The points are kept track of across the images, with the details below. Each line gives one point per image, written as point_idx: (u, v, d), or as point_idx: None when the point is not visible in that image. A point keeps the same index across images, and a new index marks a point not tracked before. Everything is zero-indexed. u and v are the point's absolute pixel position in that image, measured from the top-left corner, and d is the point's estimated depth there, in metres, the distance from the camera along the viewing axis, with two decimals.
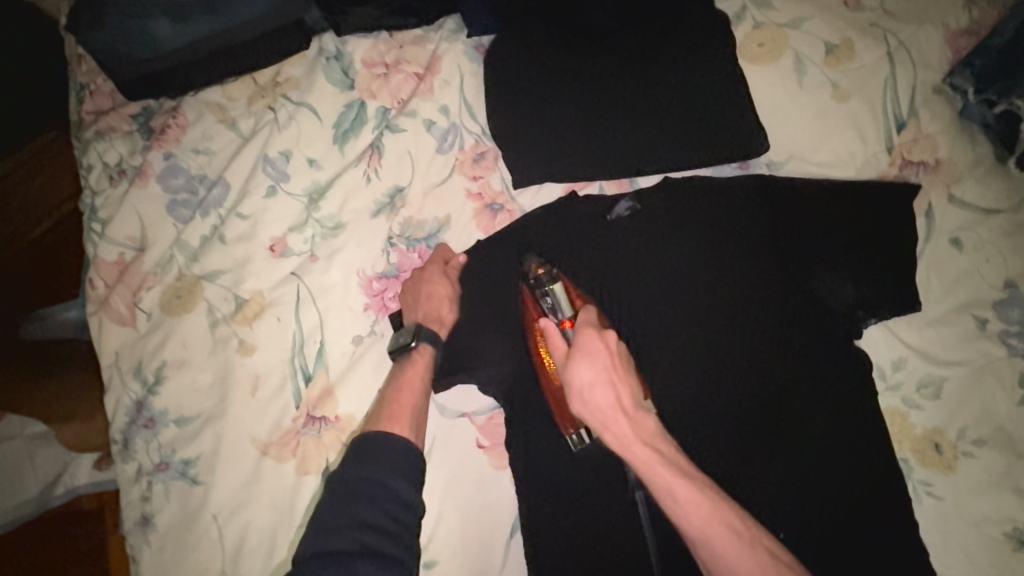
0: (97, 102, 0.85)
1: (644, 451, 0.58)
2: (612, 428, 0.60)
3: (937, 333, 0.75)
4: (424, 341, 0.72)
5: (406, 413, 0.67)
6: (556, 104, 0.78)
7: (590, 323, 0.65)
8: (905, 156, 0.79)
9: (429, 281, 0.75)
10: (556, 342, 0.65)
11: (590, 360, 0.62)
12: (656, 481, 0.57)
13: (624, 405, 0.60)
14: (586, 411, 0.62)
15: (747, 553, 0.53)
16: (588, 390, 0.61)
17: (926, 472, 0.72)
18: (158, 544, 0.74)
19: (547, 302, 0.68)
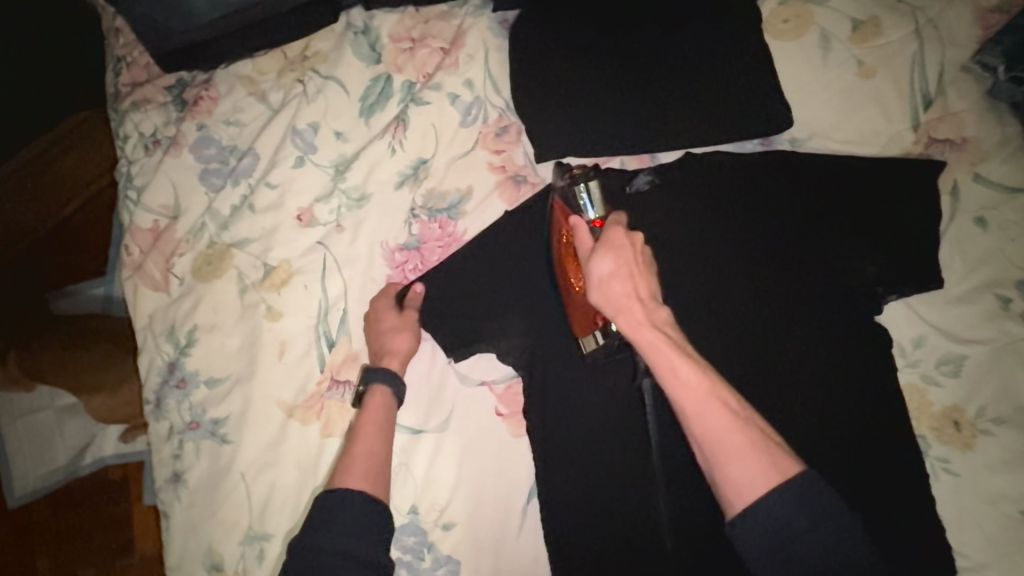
0: (133, 75, 0.87)
1: (654, 334, 0.58)
2: (625, 314, 0.59)
3: (959, 311, 0.75)
4: (371, 379, 0.71)
5: (361, 464, 0.64)
6: (579, 78, 0.79)
7: (619, 223, 0.64)
8: (930, 134, 0.78)
9: (377, 318, 0.76)
10: (582, 238, 0.64)
11: (613, 253, 0.61)
12: (661, 363, 0.57)
13: (641, 295, 0.60)
14: (602, 300, 0.61)
15: (739, 432, 0.54)
16: (608, 278, 0.60)
17: (944, 449, 0.72)
18: (188, 500, 0.77)
19: (581, 201, 0.69)
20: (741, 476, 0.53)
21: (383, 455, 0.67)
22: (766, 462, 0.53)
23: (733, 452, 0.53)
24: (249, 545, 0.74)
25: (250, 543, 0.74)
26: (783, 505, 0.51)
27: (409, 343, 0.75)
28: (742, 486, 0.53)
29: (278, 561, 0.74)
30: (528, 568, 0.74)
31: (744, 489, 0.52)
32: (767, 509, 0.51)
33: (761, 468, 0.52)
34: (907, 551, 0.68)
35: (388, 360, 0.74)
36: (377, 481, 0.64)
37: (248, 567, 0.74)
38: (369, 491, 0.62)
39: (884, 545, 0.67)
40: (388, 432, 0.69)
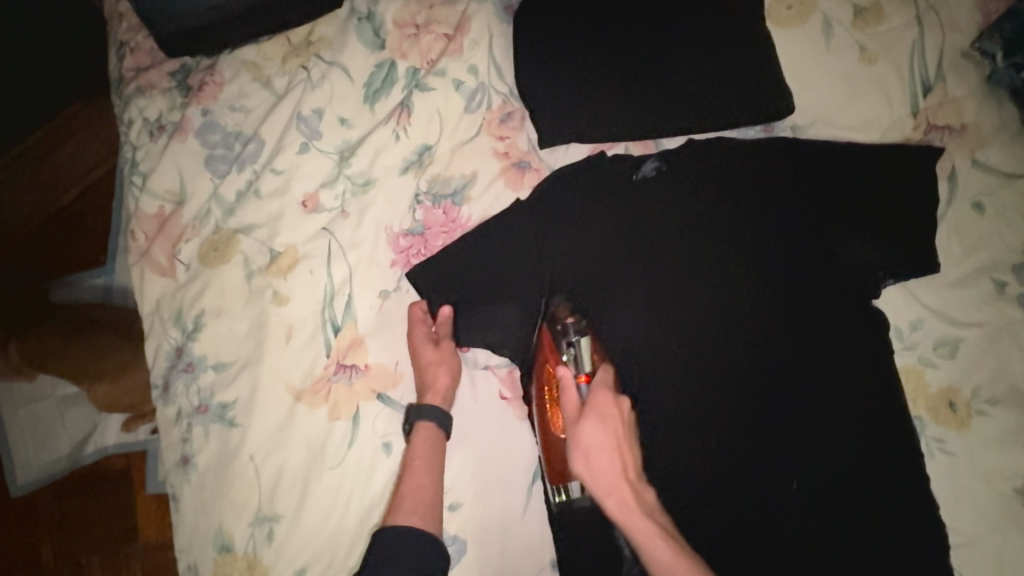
0: (137, 59, 0.87)
1: (643, 522, 0.61)
2: (615, 495, 0.63)
3: (956, 294, 0.76)
4: (416, 420, 0.73)
5: (410, 498, 0.68)
6: (583, 66, 0.79)
7: (606, 386, 0.69)
8: (930, 119, 0.79)
9: (417, 353, 0.76)
10: (570, 397, 0.69)
11: (601, 422, 0.66)
12: (650, 551, 0.60)
13: (627, 474, 0.64)
14: (590, 474, 0.65)
15: None
16: (598, 445, 0.65)
17: (939, 428, 0.74)
18: (198, 483, 0.78)
19: (570, 352, 0.73)
20: None
21: (433, 489, 0.70)
22: None
23: None
24: (258, 526, 0.75)
25: (259, 524, 0.75)
26: None
27: (447, 377, 0.75)
28: None
29: (287, 541, 0.75)
30: (535, 547, 0.75)
31: None
32: None
33: None
34: (894, 525, 0.71)
35: (433, 395, 0.74)
36: (426, 513, 0.68)
37: (258, 548, 0.75)
38: (421, 526, 0.66)
39: (871, 519, 0.71)
40: (435, 465, 0.71)
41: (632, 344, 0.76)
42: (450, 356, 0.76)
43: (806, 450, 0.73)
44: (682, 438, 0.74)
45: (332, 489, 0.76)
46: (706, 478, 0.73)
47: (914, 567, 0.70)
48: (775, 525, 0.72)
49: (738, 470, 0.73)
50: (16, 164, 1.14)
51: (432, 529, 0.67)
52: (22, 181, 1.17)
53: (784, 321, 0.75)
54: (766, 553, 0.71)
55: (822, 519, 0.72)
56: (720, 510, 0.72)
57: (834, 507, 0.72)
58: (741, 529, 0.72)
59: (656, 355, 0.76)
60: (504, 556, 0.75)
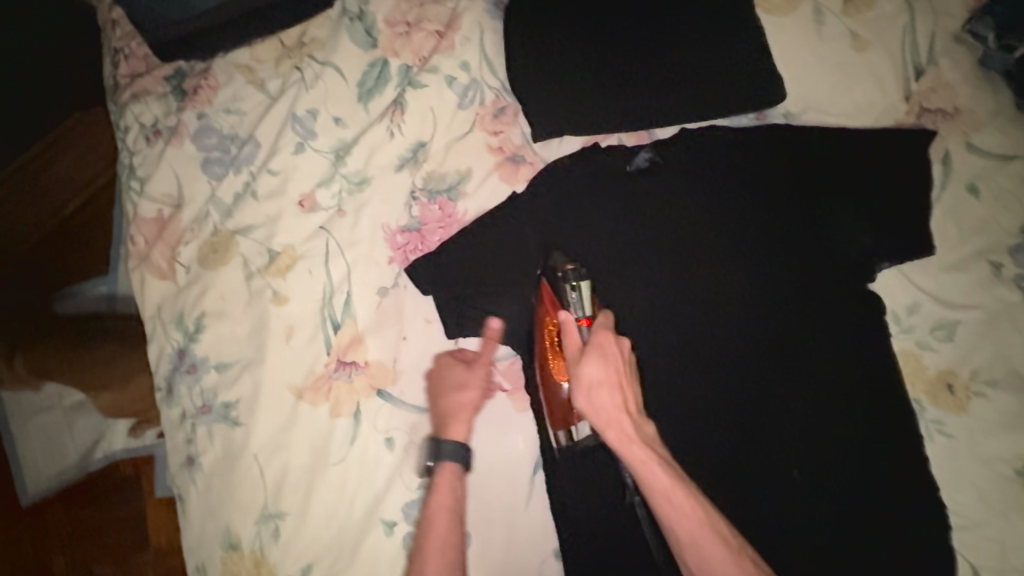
0: (131, 66, 0.88)
1: (643, 452, 0.61)
2: (616, 427, 0.63)
3: (953, 277, 0.76)
4: (444, 458, 0.72)
5: (434, 559, 0.67)
6: (574, 60, 0.79)
7: (607, 326, 0.68)
8: (922, 104, 0.79)
9: (442, 377, 0.77)
10: (571, 336, 0.68)
11: (602, 359, 0.66)
12: (649, 481, 0.60)
13: (628, 407, 0.64)
14: (591, 407, 0.65)
15: (726, 554, 0.57)
16: (599, 378, 0.65)
17: (939, 412, 0.74)
18: (204, 483, 0.79)
19: (572, 299, 0.71)
20: None
21: (455, 538, 0.69)
22: None
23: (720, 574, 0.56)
24: (265, 524, 0.76)
25: (265, 522, 0.76)
26: None
27: (474, 398, 0.76)
28: None
29: (294, 537, 0.76)
30: (538, 540, 0.76)
31: None
32: None
33: None
34: (892, 508, 0.72)
35: (456, 422, 0.74)
36: (450, 570, 0.66)
37: (265, 545, 0.76)
38: None
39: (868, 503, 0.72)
40: (459, 506, 0.71)
41: (629, 335, 0.76)
42: (480, 379, 0.76)
43: (805, 437, 0.74)
44: (682, 427, 0.75)
45: (337, 485, 0.77)
46: (705, 466, 0.74)
47: (911, 548, 0.71)
48: (775, 511, 0.73)
49: (738, 458, 0.74)
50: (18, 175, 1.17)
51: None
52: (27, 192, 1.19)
53: (779, 309, 0.75)
54: (767, 538, 0.72)
55: (821, 503, 0.73)
56: (720, 496, 0.73)
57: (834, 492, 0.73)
58: (742, 515, 0.73)
59: (654, 346, 0.76)
60: (508, 549, 0.76)
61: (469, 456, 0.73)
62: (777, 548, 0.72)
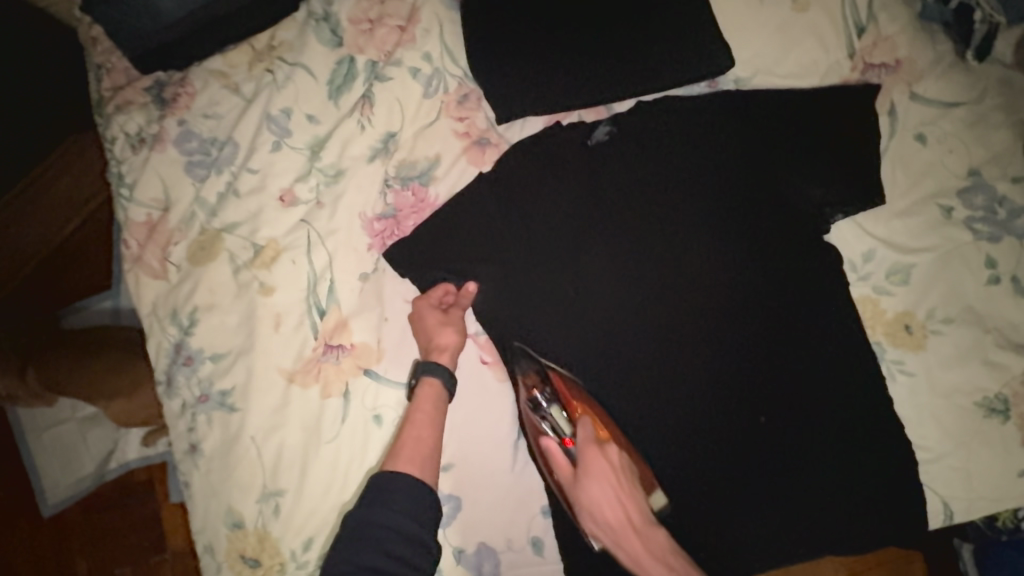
0: (114, 79, 0.92)
1: (656, 564, 0.66)
2: (625, 547, 0.68)
3: (906, 223, 0.79)
4: (424, 373, 0.77)
5: (410, 448, 0.72)
6: (528, 42, 0.83)
7: (589, 442, 0.72)
8: (866, 59, 0.82)
9: (422, 317, 0.80)
10: (560, 463, 0.73)
11: (594, 480, 0.69)
12: None
13: (634, 523, 0.68)
14: (597, 531, 0.70)
15: None
16: (599, 510, 0.69)
17: (899, 351, 0.77)
18: (206, 468, 0.83)
19: (547, 425, 0.76)
20: None
21: (432, 440, 0.73)
22: None
23: None
24: (265, 502, 0.80)
25: (265, 500, 0.80)
26: None
27: (456, 336, 0.79)
28: None
29: (293, 513, 0.80)
30: (525, 500, 0.80)
31: None
32: None
33: None
34: (857, 447, 0.75)
35: (438, 354, 0.78)
36: (423, 463, 0.71)
37: (266, 522, 0.80)
38: (415, 474, 0.69)
39: (834, 443, 0.76)
40: (436, 420, 0.75)
41: (597, 299, 0.80)
42: (458, 323, 0.80)
43: (771, 385, 0.77)
44: (652, 385, 0.78)
45: (330, 462, 0.81)
46: (676, 419, 0.78)
47: (877, 483, 0.75)
48: (745, 458, 0.77)
49: (705, 410, 0.78)
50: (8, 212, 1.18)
51: (424, 476, 0.70)
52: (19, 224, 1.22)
53: (738, 268, 0.79)
54: (738, 484, 0.76)
55: (788, 448, 0.76)
56: (692, 448, 0.77)
57: (802, 435, 0.76)
58: (713, 464, 0.77)
59: (622, 309, 0.80)
60: (496, 510, 0.80)
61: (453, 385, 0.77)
62: (747, 491, 0.76)
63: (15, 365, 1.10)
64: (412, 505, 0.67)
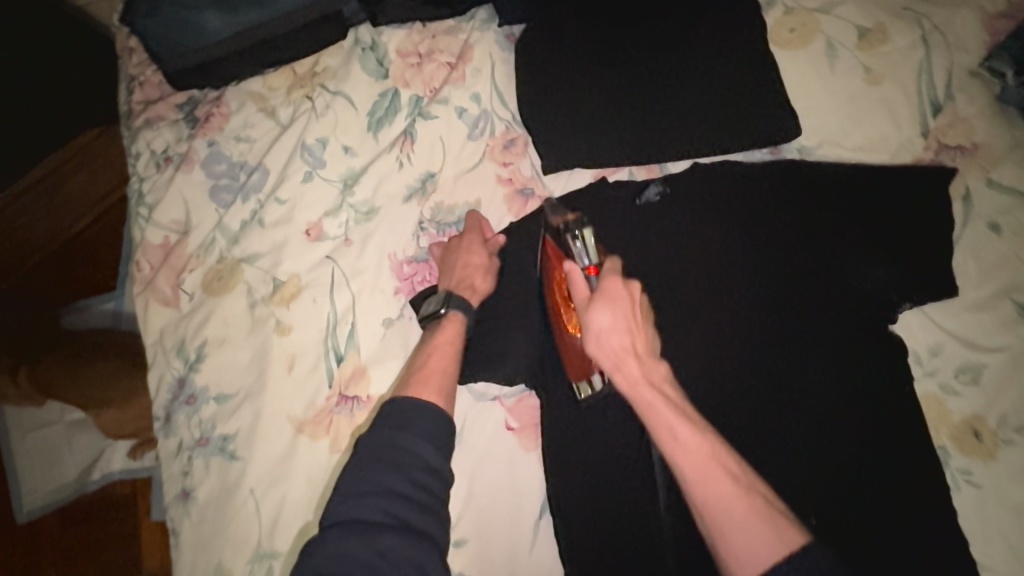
0: (146, 93, 0.88)
1: (651, 393, 0.59)
2: (623, 371, 0.61)
3: (976, 318, 0.74)
4: (454, 308, 0.74)
5: (434, 377, 0.69)
6: (583, 91, 0.79)
7: (614, 271, 0.65)
8: (940, 139, 0.78)
9: (467, 252, 0.77)
10: (577, 287, 0.65)
11: (610, 305, 0.63)
12: (659, 423, 0.58)
13: (637, 350, 0.62)
14: (598, 352, 0.63)
15: (746, 506, 0.53)
16: (603, 330, 0.62)
17: (965, 459, 0.70)
18: (197, 518, 0.76)
19: (576, 247, 0.67)
20: (747, 556, 0.51)
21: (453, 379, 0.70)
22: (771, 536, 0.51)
23: (732, 532, 0.52)
24: (258, 563, 0.73)
25: (258, 561, 0.73)
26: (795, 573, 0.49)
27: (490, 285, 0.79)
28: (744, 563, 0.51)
29: None
30: None
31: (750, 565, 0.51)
32: None
33: (764, 550, 0.51)
34: (928, 567, 0.66)
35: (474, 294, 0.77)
36: (444, 391, 0.68)
37: None
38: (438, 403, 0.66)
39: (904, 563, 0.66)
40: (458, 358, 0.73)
41: None
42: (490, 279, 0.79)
43: (830, 485, 0.68)
44: None
45: None
46: None
47: None
48: None
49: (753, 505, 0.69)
50: (17, 203, 1.11)
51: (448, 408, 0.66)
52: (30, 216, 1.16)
53: (795, 349, 0.72)
54: None
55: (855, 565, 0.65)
56: None
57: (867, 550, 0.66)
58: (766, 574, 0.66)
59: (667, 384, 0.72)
60: None
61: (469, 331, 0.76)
62: None
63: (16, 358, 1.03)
64: (435, 427, 0.63)
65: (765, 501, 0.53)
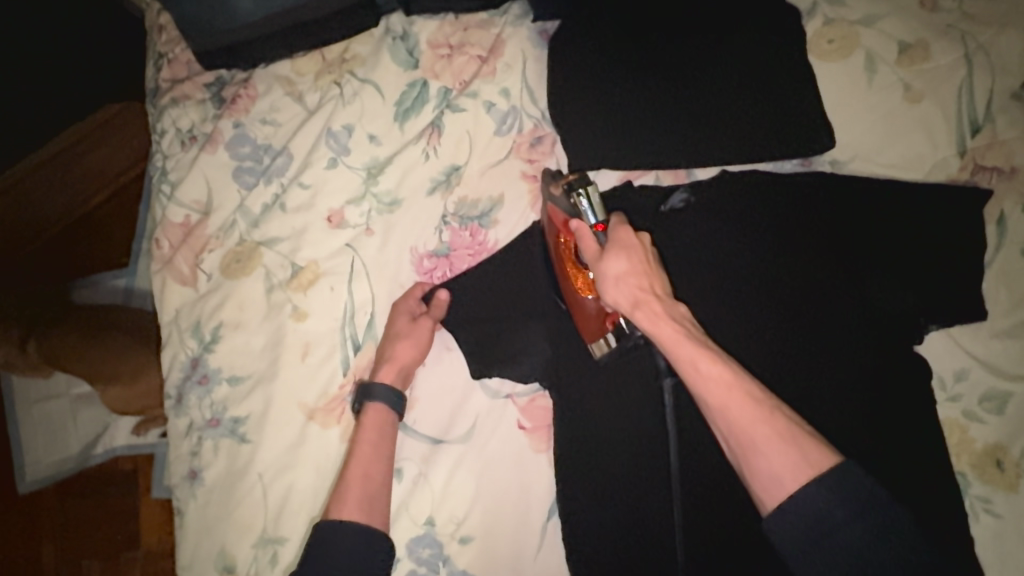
0: (174, 71, 0.88)
1: (670, 327, 0.58)
2: (642, 310, 0.60)
3: (1004, 345, 0.72)
4: (367, 396, 0.72)
5: (355, 491, 0.66)
6: (615, 93, 0.78)
7: (623, 223, 0.65)
8: (977, 160, 0.76)
9: (391, 322, 0.76)
10: (587, 243, 0.64)
11: (625, 253, 0.62)
12: (680, 356, 0.57)
13: (654, 292, 0.61)
14: (615, 299, 0.62)
15: (768, 425, 0.52)
16: (616, 275, 0.61)
17: (985, 488, 0.69)
18: (204, 499, 0.76)
19: (580, 207, 0.65)
20: (771, 474, 0.51)
21: (380, 477, 0.68)
22: (795, 451, 0.51)
23: (762, 450, 0.52)
24: (263, 548, 0.73)
25: (263, 546, 0.73)
26: (823, 495, 0.49)
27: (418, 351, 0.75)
28: (771, 482, 0.51)
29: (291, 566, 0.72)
30: None
31: (777, 485, 0.51)
32: (811, 500, 0.49)
33: (792, 462, 0.51)
34: None
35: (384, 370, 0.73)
36: (369, 509, 0.65)
37: (260, 570, 0.72)
38: (361, 521, 0.64)
39: None
40: (387, 445, 0.71)
41: None
42: (424, 334, 0.74)
43: None
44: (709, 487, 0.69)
45: None
46: None
47: None
48: None
49: None
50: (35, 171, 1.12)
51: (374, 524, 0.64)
52: (43, 188, 1.15)
53: (819, 365, 0.70)
54: None
55: None
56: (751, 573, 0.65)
57: None
58: None
59: None
60: None
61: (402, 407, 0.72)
62: None
63: (16, 335, 1.01)
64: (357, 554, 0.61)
65: (797, 427, 0.52)
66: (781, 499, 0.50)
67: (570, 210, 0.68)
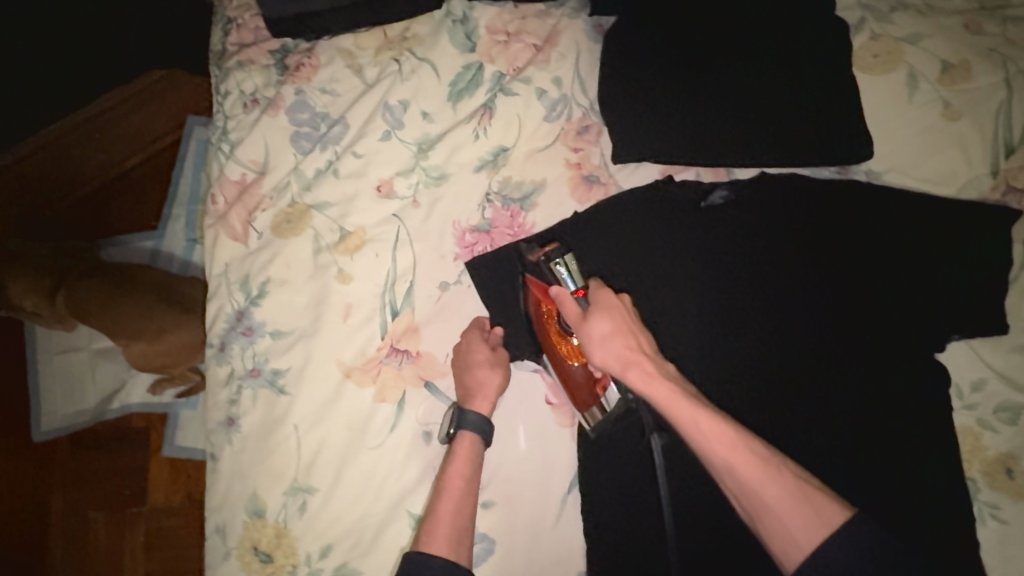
0: (241, 36, 0.92)
1: (664, 386, 0.60)
2: (636, 368, 0.62)
3: (1021, 359, 0.75)
4: (463, 427, 0.73)
5: (442, 525, 0.66)
6: (665, 89, 0.81)
7: (599, 286, 0.69)
8: (1009, 181, 0.79)
9: (470, 351, 0.76)
10: (570, 308, 0.68)
11: (607, 313, 0.66)
12: (680, 418, 0.58)
13: (643, 349, 0.64)
14: (605, 359, 0.64)
15: (771, 477, 0.53)
16: (602, 338, 0.64)
17: (994, 494, 0.72)
18: (239, 446, 0.79)
19: (561, 275, 0.72)
20: (785, 529, 0.51)
21: (465, 511, 0.68)
22: (807, 509, 0.51)
23: (773, 509, 0.52)
24: (293, 496, 0.76)
25: (293, 494, 0.76)
26: (841, 547, 0.49)
27: (500, 378, 0.75)
28: (788, 543, 0.51)
29: (318, 514, 0.76)
30: (562, 558, 0.75)
31: (792, 541, 0.51)
32: (826, 556, 0.49)
33: (806, 520, 0.51)
34: None
35: (476, 401, 0.74)
36: (454, 543, 0.65)
37: (289, 518, 0.76)
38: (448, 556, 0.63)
39: None
40: (470, 485, 0.71)
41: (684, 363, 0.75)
42: (505, 360, 0.76)
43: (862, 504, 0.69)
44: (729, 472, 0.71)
45: (367, 470, 0.77)
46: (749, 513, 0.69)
47: None
48: None
49: None
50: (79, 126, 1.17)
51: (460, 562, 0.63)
52: (82, 142, 1.18)
53: (844, 364, 0.72)
54: None
55: None
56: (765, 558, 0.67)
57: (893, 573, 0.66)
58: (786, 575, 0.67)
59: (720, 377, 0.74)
60: (528, 562, 0.75)
61: (488, 432, 0.73)
62: None
63: (48, 284, 1.04)
64: None
65: (806, 484, 0.53)
66: (803, 554, 0.50)
67: (549, 278, 0.73)
